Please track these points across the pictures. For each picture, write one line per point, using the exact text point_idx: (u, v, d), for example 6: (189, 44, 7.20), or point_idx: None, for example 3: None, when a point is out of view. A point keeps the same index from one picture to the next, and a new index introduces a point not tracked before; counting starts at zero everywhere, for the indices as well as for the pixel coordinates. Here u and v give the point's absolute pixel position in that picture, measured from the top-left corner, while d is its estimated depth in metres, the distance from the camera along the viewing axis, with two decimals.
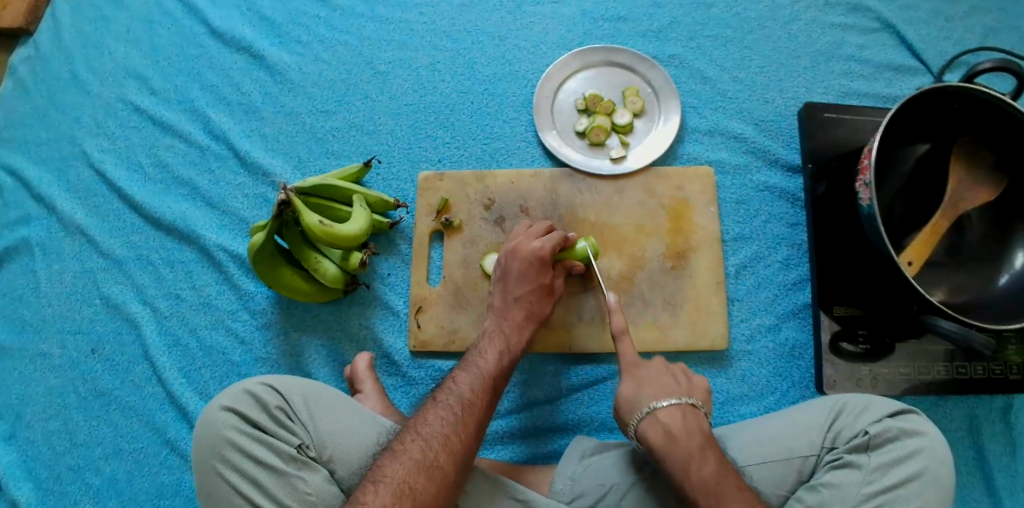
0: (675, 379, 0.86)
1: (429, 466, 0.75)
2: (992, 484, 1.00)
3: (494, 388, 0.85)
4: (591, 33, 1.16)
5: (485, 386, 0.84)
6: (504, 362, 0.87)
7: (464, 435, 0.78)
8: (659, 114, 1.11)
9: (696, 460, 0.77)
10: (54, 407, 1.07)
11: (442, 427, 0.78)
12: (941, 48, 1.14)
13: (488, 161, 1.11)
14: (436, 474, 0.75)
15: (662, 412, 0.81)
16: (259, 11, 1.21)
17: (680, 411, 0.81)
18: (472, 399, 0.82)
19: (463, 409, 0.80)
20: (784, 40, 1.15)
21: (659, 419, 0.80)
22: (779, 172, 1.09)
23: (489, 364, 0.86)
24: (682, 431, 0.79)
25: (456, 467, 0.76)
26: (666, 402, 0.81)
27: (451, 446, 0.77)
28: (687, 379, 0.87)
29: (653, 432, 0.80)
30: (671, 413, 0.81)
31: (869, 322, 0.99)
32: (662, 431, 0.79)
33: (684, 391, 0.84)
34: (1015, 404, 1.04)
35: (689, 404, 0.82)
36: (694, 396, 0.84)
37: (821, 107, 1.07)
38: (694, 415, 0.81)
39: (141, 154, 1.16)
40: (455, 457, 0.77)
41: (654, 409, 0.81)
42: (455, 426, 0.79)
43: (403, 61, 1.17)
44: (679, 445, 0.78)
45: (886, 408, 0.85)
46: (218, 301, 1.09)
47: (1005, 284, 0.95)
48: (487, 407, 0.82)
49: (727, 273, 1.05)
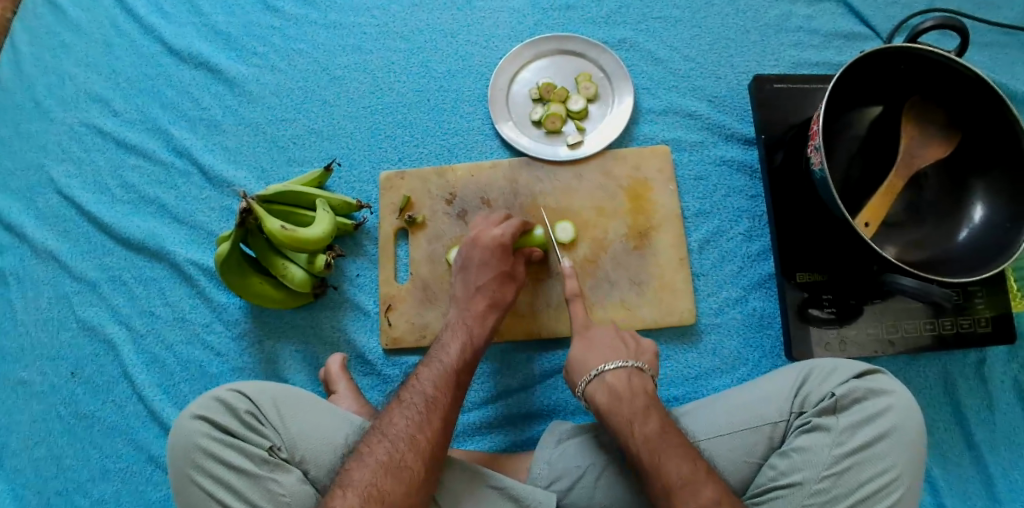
0: (624, 345, 0.89)
1: (396, 467, 0.76)
2: (971, 439, 1.01)
3: (460, 382, 0.86)
4: (541, 24, 1.17)
5: (448, 379, 0.85)
6: (467, 353, 0.89)
7: (431, 433, 0.80)
8: (612, 98, 1.12)
9: (639, 417, 0.80)
10: (39, 433, 1.08)
11: (407, 427, 0.80)
12: (888, 12, 1.15)
13: (448, 156, 1.12)
14: (402, 473, 0.76)
15: (609, 374, 0.85)
16: (213, 27, 1.22)
17: (627, 373, 0.85)
18: (436, 395, 0.83)
19: (428, 407, 0.82)
20: (733, 16, 1.17)
21: (606, 381, 0.84)
22: (736, 145, 1.11)
23: (454, 359, 0.87)
24: (627, 392, 0.83)
25: (425, 463, 0.78)
26: (612, 364, 0.85)
27: (417, 445, 0.78)
28: (635, 340, 0.91)
29: (599, 394, 0.84)
30: (618, 374, 0.85)
31: (834, 286, 0.99)
32: (609, 391, 0.83)
33: (631, 354, 0.88)
34: (989, 358, 1.04)
35: (636, 368, 0.85)
36: (642, 360, 0.88)
37: (770, 79, 1.08)
38: (638, 377, 0.85)
39: (108, 176, 1.17)
40: (423, 455, 0.78)
41: (603, 372, 0.85)
42: (421, 423, 0.80)
43: (359, 65, 1.18)
44: (623, 406, 0.81)
45: (851, 370, 0.84)
46: (192, 315, 1.10)
47: (964, 239, 0.96)
48: (455, 401, 0.84)
49: (691, 249, 1.06)
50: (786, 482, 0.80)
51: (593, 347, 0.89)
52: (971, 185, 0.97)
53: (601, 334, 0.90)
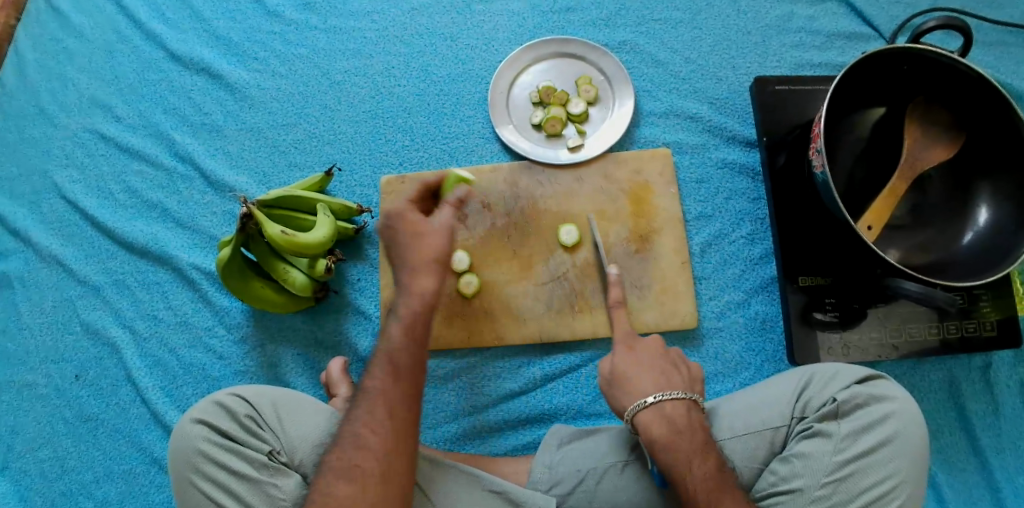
0: (678, 374, 0.85)
1: (347, 469, 0.75)
2: (977, 444, 1.00)
3: (398, 366, 0.80)
4: (541, 27, 1.17)
5: (387, 366, 0.80)
6: (399, 334, 0.82)
7: (377, 428, 0.77)
8: (613, 100, 1.12)
9: (697, 456, 0.78)
10: (44, 436, 1.08)
11: (353, 425, 0.78)
12: (891, 12, 1.14)
13: (449, 160, 1.12)
14: (354, 474, 0.74)
15: (667, 405, 0.81)
16: (214, 32, 1.22)
17: (685, 406, 0.81)
18: (377, 387, 0.79)
19: (369, 402, 0.79)
20: (734, 17, 1.16)
21: (663, 411, 0.80)
22: (737, 148, 1.10)
23: (392, 343, 0.82)
24: (685, 425, 0.80)
25: (376, 461, 0.75)
26: (672, 395, 0.81)
27: (361, 443, 0.76)
28: (687, 367, 0.87)
29: (656, 425, 0.80)
30: (677, 406, 0.81)
31: (837, 290, 0.99)
32: (668, 424, 0.80)
33: (686, 383, 0.84)
34: (995, 362, 1.03)
35: (693, 400, 0.82)
36: (694, 389, 0.85)
37: (773, 80, 1.07)
38: (695, 409, 0.82)
39: (112, 181, 1.18)
40: (371, 453, 0.75)
41: (660, 402, 0.81)
42: (366, 419, 0.77)
43: (359, 69, 1.18)
44: (682, 442, 0.78)
45: (854, 375, 0.84)
46: (194, 319, 1.10)
47: (968, 242, 0.95)
48: (395, 389, 0.79)
49: (692, 252, 1.06)
50: (787, 488, 0.79)
51: (640, 370, 0.85)
52: (976, 186, 0.96)
53: (652, 356, 0.86)
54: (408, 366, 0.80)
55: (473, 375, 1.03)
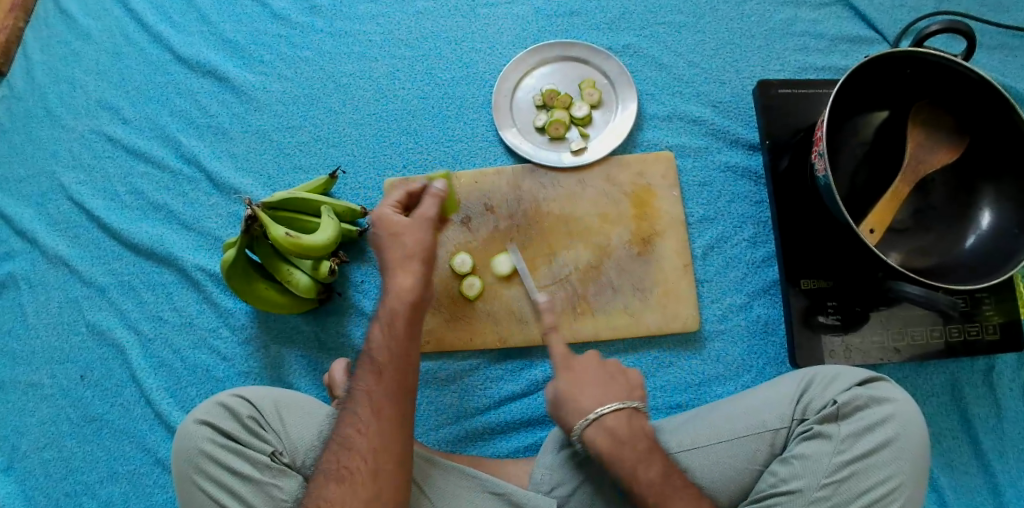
0: (618, 382, 0.85)
1: (337, 471, 0.75)
2: (979, 447, 1.00)
3: (380, 365, 0.81)
4: (545, 30, 1.17)
5: (371, 367, 0.81)
6: (380, 334, 0.82)
7: (363, 429, 0.77)
8: (616, 104, 1.12)
9: (642, 464, 0.79)
10: (49, 436, 1.09)
11: (340, 428, 0.79)
12: (896, 16, 1.15)
13: (452, 163, 1.13)
14: (342, 476, 0.75)
15: (607, 419, 0.81)
16: (221, 35, 1.23)
17: (625, 415, 0.81)
18: (361, 389, 0.80)
19: (353, 404, 0.79)
20: (737, 21, 1.16)
21: (605, 425, 0.80)
22: (740, 151, 1.10)
23: (374, 344, 0.82)
24: (627, 435, 0.81)
25: (363, 460, 0.76)
26: (610, 408, 0.81)
27: (348, 444, 0.77)
28: (625, 376, 0.86)
29: (600, 438, 0.80)
30: (618, 418, 0.81)
31: (839, 293, 0.99)
32: (611, 437, 0.80)
33: (626, 391, 0.84)
34: (998, 365, 1.03)
35: (633, 408, 0.82)
36: (637, 395, 0.84)
37: (776, 83, 1.07)
38: (637, 417, 0.82)
39: (118, 182, 1.19)
40: (358, 453, 0.76)
41: (601, 416, 0.81)
42: (352, 421, 0.78)
43: (363, 72, 1.19)
44: (626, 452, 0.80)
45: (854, 377, 0.84)
46: (198, 320, 1.11)
47: (971, 246, 0.95)
48: (379, 389, 0.79)
49: (694, 255, 1.06)
50: (787, 489, 0.79)
51: (582, 381, 0.84)
52: (979, 190, 0.96)
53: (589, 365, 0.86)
54: (389, 364, 0.80)
55: (477, 378, 1.04)
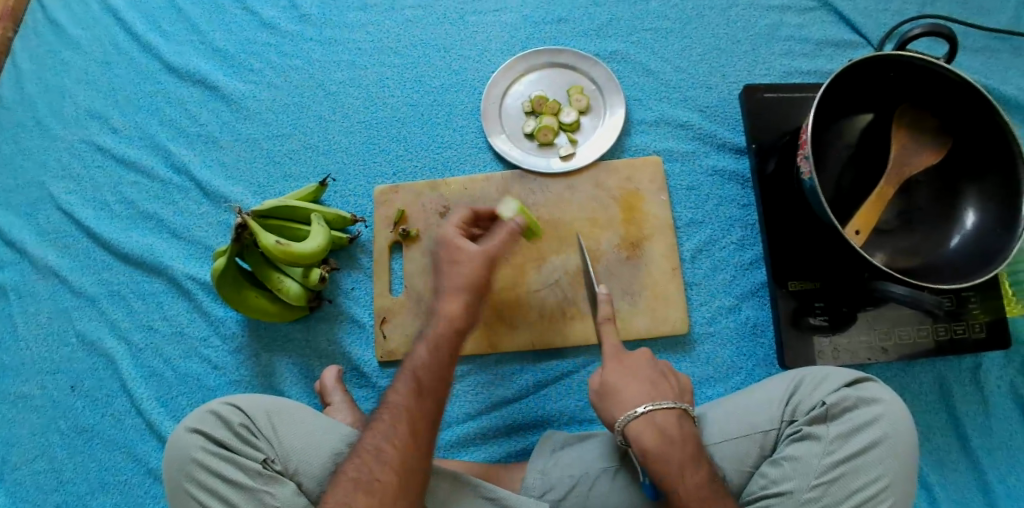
0: (668, 382, 0.85)
1: (366, 482, 0.76)
2: (968, 445, 1.01)
3: (423, 382, 0.83)
4: (533, 37, 1.18)
5: (410, 382, 0.84)
6: (427, 353, 0.85)
7: (398, 443, 0.79)
8: (604, 109, 1.13)
9: (688, 468, 0.77)
10: (39, 447, 1.09)
11: (373, 439, 0.80)
12: (879, 20, 1.16)
13: (442, 170, 1.14)
14: (374, 488, 0.76)
15: (658, 415, 0.80)
16: (210, 44, 1.24)
17: (675, 415, 0.81)
18: (400, 402, 0.82)
19: (392, 416, 0.81)
20: (723, 26, 1.17)
21: (655, 421, 0.80)
22: (727, 155, 1.12)
23: (421, 361, 0.85)
24: (678, 436, 0.80)
25: (394, 474, 0.77)
26: (662, 405, 0.81)
27: (382, 456, 0.78)
28: (675, 378, 0.86)
29: (648, 435, 0.79)
30: (668, 416, 0.80)
31: (826, 294, 1.00)
32: (660, 434, 0.79)
33: (675, 393, 0.84)
34: (985, 364, 1.03)
35: (684, 410, 0.82)
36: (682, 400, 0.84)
37: (760, 88, 1.08)
38: (686, 419, 0.81)
39: (107, 192, 1.19)
40: (390, 467, 0.77)
41: (650, 412, 0.80)
42: (388, 433, 0.80)
43: (353, 80, 1.19)
44: (675, 452, 0.78)
45: (843, 378, 0.85)
46: (189, 329, 1.11)
47: (956, 246, 0.96)
48: (422, 405, 0.82)
49: (683, 258, 1.07)
50: (777, 491, 0.80)
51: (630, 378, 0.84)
52: (963, 191, 0.96)
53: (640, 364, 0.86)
54: (431, 381, 0.84)
55: (468, 383, 1.04)
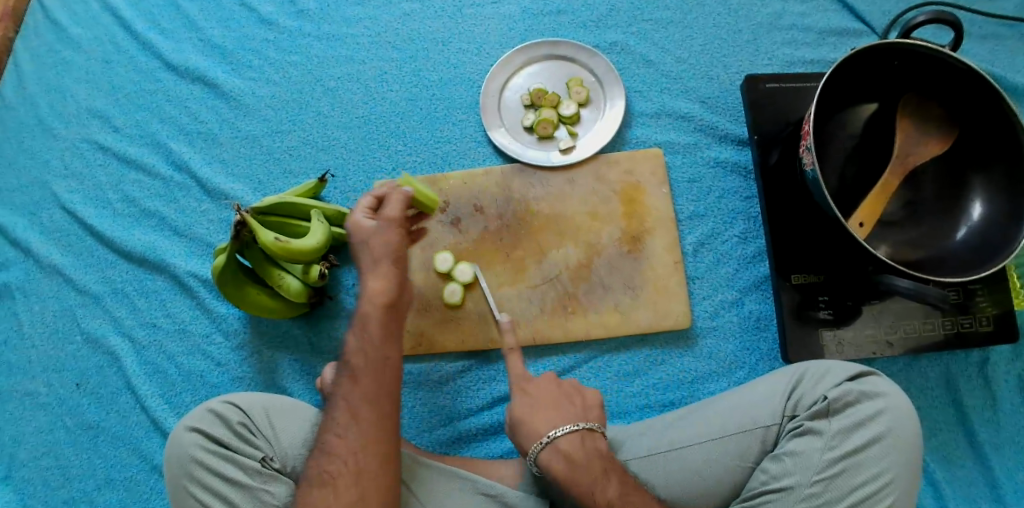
0: (570, 400, 0.83)
1: (317, 475, 0.76)
2: (975, 438, 0.99)
3: (357, 369, 0.80)
4: (532, 29, 1.17)
5: (346, 373, 0.80)
6: (356, 338, 0.82)
7: (343, 433, 0.77)
8: (604, 102, 1.12)
9: (599, 483, 0.77)
10: (46, 444, 1.10)
11: (321, 432, 0.78)
12: (884, 7, 1.14)
13: (442, 164, 1.13)
14: (323, 480, 0.75)
15: (562, 442, 0.79)
16: (209, 41, 1.23)
17: (579, 438, 0.79)
18: (339, 393, 0.80)
19: (331, 408, 0.79)
20: (724, 16, 1.16)
21: (558, 448, 0.78)
22: (730, 147, 1.10)
23: (354, 348, 0.81)
24: (582, 460, 0.78)
25: (342, 463, 0.75)
26: (564, 430, 0.79)
27: (328, 449, 0.77)
28: (580, 396, 0.84)
29: (555, 463, 0.78)
30: (570, 441, 0.79)
31: (830, 287, 0.99)
32: (563, 461, 0.78)
33: (579, 412, 0.82)
34: (993, 357, 1.02)
35: (587, 430, 0.80)
36: (591, 418, 0.82)
37: (762, 78, 1.07)
38: (591, 440, 0.80)
39: (109, 190, 1.19)
40: (335, 456, 0.76)
41: (553, 439, 0.79)
42: (332, 426, 0.78)
43: (352, 75, 1.19)
44: (580, 477, 0.77)
45: (845, 372, 0.83)
46: (192, 326, 1.11)
47: (961, 238, 0.94)
48: (357, 393, 0.78)
49: (685, 252, 1.06)
50: (778, 487, 0.79)
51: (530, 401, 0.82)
52: (970, 181, 0.94)
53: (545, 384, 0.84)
54: (374, 367, 0.79)
55: (472, 379, 1.04)
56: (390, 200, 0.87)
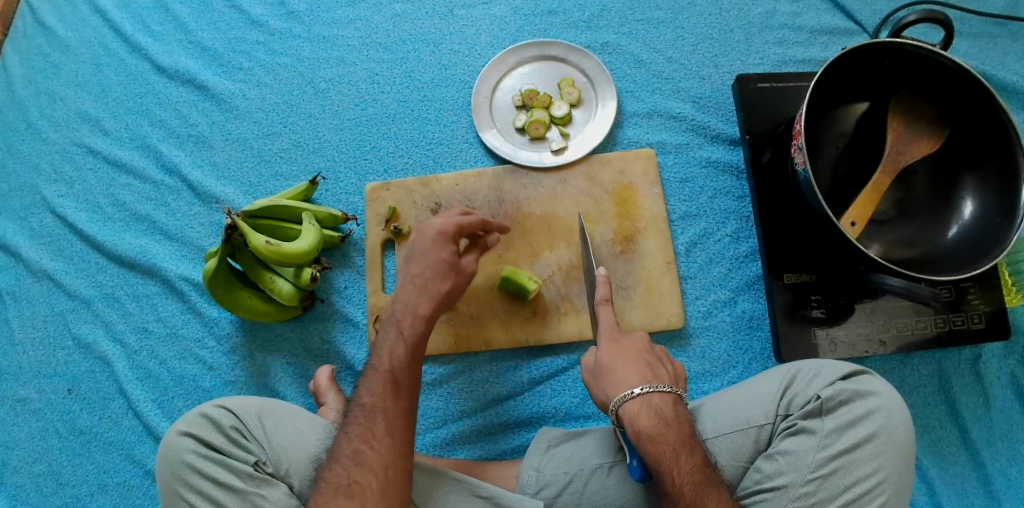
0: (659, 368, 0.84)
1: (346, 486, 0.76)
2: (968, 436, 0.99)
3: (397, 380, 0.83)
4: (524, 30, 1.17)
5: (384, 382, 0.83)
6: (401, 351, 0.85)
7: (376, 445, 0.79)
8: (596, 102, 1.12)
9: (681, 452, 0.76)
10: (39, 450, 1.09)
11: (351, 442, 0.79)
12: (874, 6, 1.14)
13: (433, 166, 1.13)
14: (353, 491, 0.76)
15: (656, 397, 0.80)
16: (199, 43, 1.23)
17: (670, 400, 0.81)
18: (374, 403, 0.81)
19: (367, 418, 0.80)
20: (716, 15, 1.16)
21: (651, 402, 0.79)
22: (722, 146, 1.10)
23: (395, 357, 0.84)
24: (672, 420, 0.79)
25: (374, 476, 0.77)
26: (660, 388, 0.80)
27: (362, 459, 0.78)
28: (672, 367, 0.86)
29: (643, 416, 0.79)
30: (664, 399, 0.80)
31: (822, 287, 0.99)
32: (656, 416, 0.78)
33: (670, 379, 0.84)
34: (985, 354, 1.02)
35: (676, 396, 0.82)
36: (679, 386, 0.84)
37: (753, 77, 1.07)
38: (678, 405, 0.81)
39: (99, 195, 1.18)
40: (369, 469, 0.77)
41: (648, 393, 0.80)
42: (364, 437, 0.79)
43: (343, 77, 1.19)
44: (670, 435, 0.77)
45: (838, 371, 0.84)
46: (184, 331, 1.10)
47: (952, 236, 0.94)
48: (396, 404, 0.82)
49: (677, 252, 1.06)
50: (771, 486, 0.79)
51: (623, 351, 0.84)
52: (960, 181, 0.94)
53: (638, 347, 0.86)
54: (408, 381, 0.84)
55: (424, 384, 1.03)
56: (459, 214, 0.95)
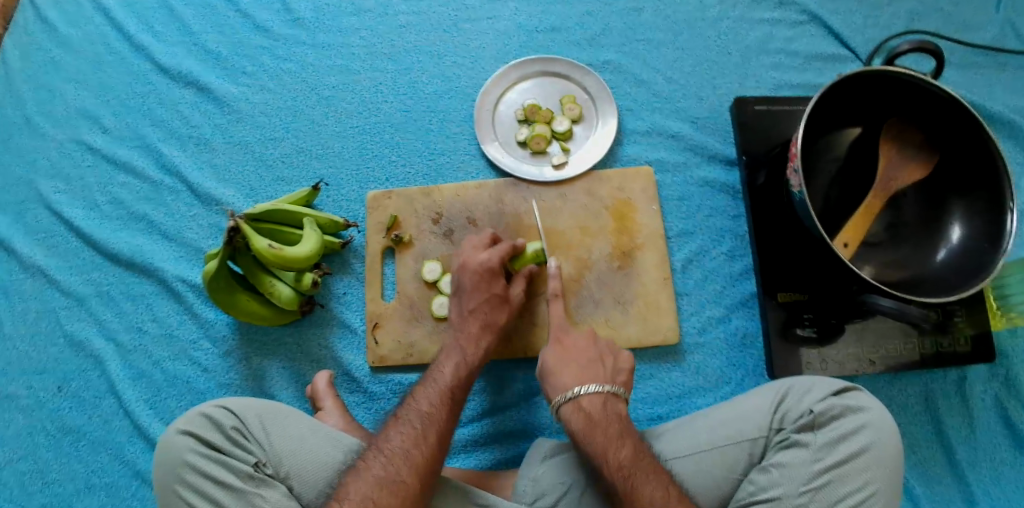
0: (603, 364, 0.91)
1: (392, 483, 0.77)
2: (953, 457, 1.01)
3: (454, 397, 0.89)
4: (527, 46, 1.20)
5: (443, 396, 0.88)
6: (462, 371, 0.91)
7: (426, 450, 0.81)
8: (596, 119, 1.14)
9: (613, 444, 0.81)
10: (26, 448, 1.08)
11: (403, 443, 0.81)
12: (867, 35, 1.18)
13: (435, 176, 1.14)
14: (398, 489, 0.77)
15: (585, 399, 0.86)
16: (204, 46, 1.24)
17: (602, 400, 0.86)
18: (432, 411, 0.85)
19: (423, 422, 0.84)
20: (714, 38, 1.19)
21: (581, 405, 0.85)
22: (718, 166, 1.13)
23: (458, 376, 0.91)
24: (601, 416, 0.84)
25: (418, 478, 0.79)
26: (589, 389, 0.86)
27: (412, 459, 0.80)
28: (612, 360, 0.92)
29: (576, 418, 0.85)
30: (593, 400, 0.85)
31: (814, 306, 1.01)
32: (585, 416, 0.84)
33: (607, 376, 0.89)
34: (970, 376, 1.04)
35: (611, 393, 0.87)
36: (617, 383, 0.89)
37: (751, 100, 1.10)
38: (614, 401, 0.86)
39: (97, 192, 1.19)
40: (417, 471, 0.79)
41: (578, 395, 0.86)
42: (416, 439, 0.82)
43: (347, 85, 1.20)
44: (598, 433, 0.82)
45: (830, 387, 0.85)
46: (179, 332, 1.10)
47: (941, 260, 0.97)
48: (448, 416, 0.86)
49: (674, 268, 1.08)
50: (766, 498, 0.80)
51: (567, 358, 0.92)
52: (950, 206, 0.97)
53: (581, 348, 0.93)
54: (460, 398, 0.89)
55: None
56: (502, 246, 1.00)
